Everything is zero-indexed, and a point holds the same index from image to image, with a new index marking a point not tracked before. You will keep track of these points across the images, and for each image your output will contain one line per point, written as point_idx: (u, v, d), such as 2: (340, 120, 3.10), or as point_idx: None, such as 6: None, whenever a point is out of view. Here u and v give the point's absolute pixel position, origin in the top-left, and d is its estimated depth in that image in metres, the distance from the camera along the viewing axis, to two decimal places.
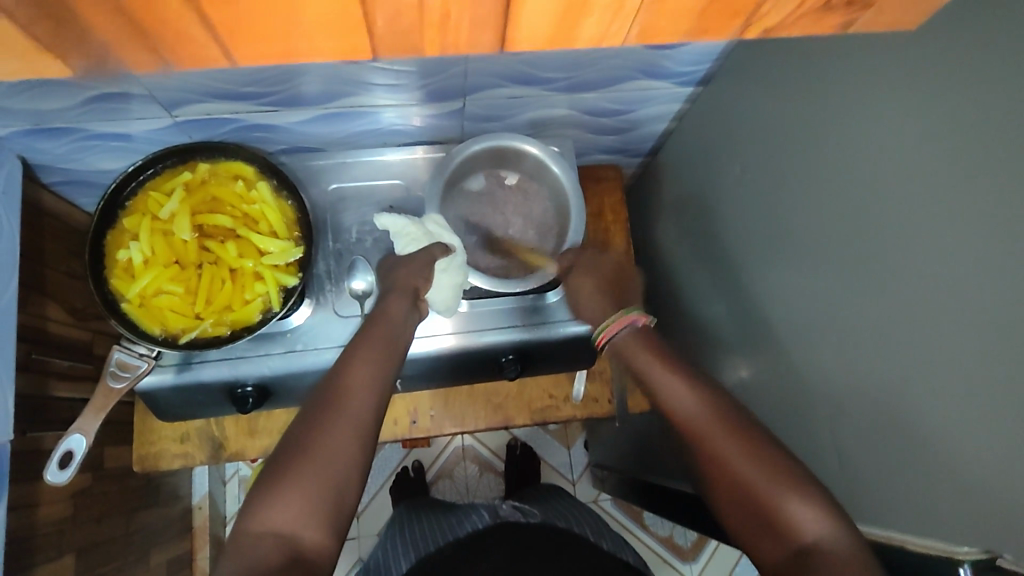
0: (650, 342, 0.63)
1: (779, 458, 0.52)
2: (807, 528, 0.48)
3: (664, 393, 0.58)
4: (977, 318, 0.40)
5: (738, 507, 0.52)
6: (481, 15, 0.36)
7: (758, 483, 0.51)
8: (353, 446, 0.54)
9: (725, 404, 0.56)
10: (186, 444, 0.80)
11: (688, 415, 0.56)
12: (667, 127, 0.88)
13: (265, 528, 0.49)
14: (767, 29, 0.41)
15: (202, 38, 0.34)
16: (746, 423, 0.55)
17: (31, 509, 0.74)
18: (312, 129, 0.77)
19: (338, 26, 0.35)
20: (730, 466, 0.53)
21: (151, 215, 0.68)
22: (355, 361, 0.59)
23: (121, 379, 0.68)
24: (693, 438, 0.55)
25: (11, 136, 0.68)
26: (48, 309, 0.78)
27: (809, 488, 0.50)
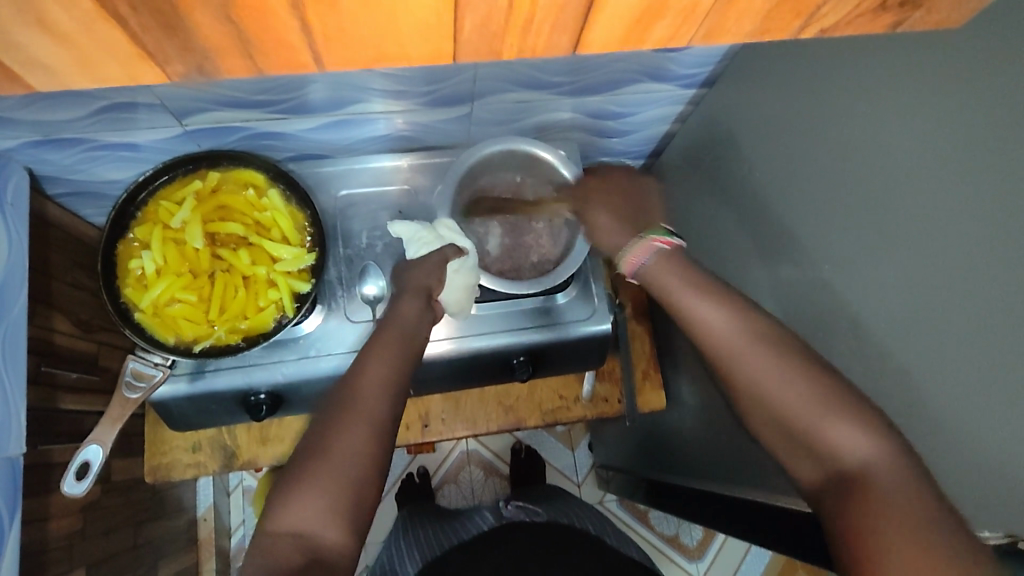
0: (678, 262, 0.56)
1: (818, 383, 0.48)
2: (855, 452, 0.45)
3: (688, 311, 0.53)
4: (987, 309, 0.41)
5: (772, 427, 0.50)
6: (565, 20, 0.37)
7: (797, 410, 0.48)
8: (371, 446, 0.53)
9: (755, 323, 0.51)
10: (198, 454, 0.80)
11: (721, 336, 0.51)
12: (670, 128, 0.89)
13: (285, 528, 0.49)
14: (822, 29, 0.42)
15: (300, 45, 0.36)
16: (781, 337, 0.50)
17: (42, 523, 0.73)
18: (319, 137, 0.78)
19: (433, 31, 0.37)
20: (768, 390, 0.49)
21: (162, 223, 0.68)
22: (369, 360, 0.58)
23: (136, 390, 0.68)
24: (723, 365, 0.51)
25: (19, 147, 0.68)
26: (55, 321, 0.78)
27: (857, 412, 0.46)
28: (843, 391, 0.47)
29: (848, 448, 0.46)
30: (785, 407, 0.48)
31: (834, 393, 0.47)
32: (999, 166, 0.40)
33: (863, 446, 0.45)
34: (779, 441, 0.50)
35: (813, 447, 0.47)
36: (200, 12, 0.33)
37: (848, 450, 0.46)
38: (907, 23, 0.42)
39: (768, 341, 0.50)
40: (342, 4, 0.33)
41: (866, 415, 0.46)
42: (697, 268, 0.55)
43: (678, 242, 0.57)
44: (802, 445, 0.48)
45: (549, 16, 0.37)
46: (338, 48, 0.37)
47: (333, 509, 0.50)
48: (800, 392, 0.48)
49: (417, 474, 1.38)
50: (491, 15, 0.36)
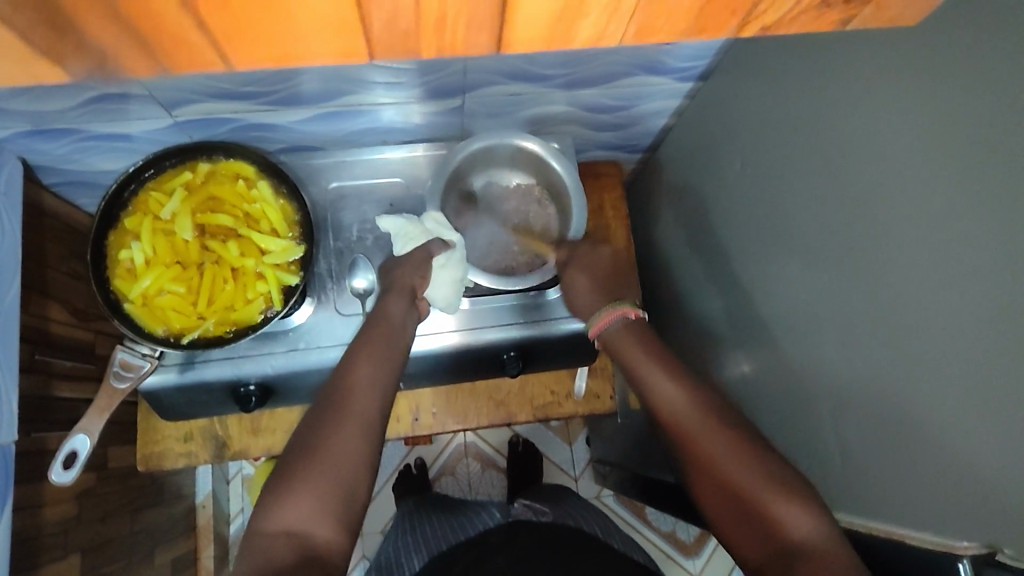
0: (641, 337, 0.63)
1: (770, 458, 0.52)
2: (796, 531, 0.48)
3: (650, 387, 0.59)
4: (972, 316, 0.41)
5: (721, 499, 0.53)
6: (478, 17, 0.36)
7: (746, 483, 0.51)
8: (362, 447, 0.54)
9: (706, 398, 0.57)
10: (190, 443, 0.80)
11: (677, 412, 0.57)
12: (667, 122, 0.87)
13: (279, 526, 0.49)
14: (766, 26, 0.41)
15: (202, 46, 0.36)
16: (730, 417, 0.56)
17: (35, 510, 0.74)
18: (310, 128, 0.77)
19: (338, 27, 0.36)
20: (717, 463, 0.53)
21: (152, 215, 0.68)
22: (359, 361, 0.59)
23: (125, 379, 0.68)
24: (677, 432, 0.56)
25: (12, 137, 0.68)
26: (50, 310, 0.79)
27: (796, 490, 0.50)
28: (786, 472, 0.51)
29: (792, 523, 0.49)
30: (733, 477, 0.52)
31: (775, 473, 0.51)
32: (988, 169, 0.39)
33: (802, 524, 0.48)
34: (725, 517, 0.53)
35: (761, 520, 0.50)
36: (87, 15, 0.32)
37: (789, 525, 0.49)
38: (857, 18, 0.41)
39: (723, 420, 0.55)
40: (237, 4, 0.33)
41: (803, 492, 0.50)
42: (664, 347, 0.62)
43: (641, 313, 0.65)
44: (753, 518, 0.50)
45: (461, 14, 0.36)
46: (241, 46, 0.36)
47: (318, 504, 0.50)
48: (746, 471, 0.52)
49: (414, 466, 1.39)
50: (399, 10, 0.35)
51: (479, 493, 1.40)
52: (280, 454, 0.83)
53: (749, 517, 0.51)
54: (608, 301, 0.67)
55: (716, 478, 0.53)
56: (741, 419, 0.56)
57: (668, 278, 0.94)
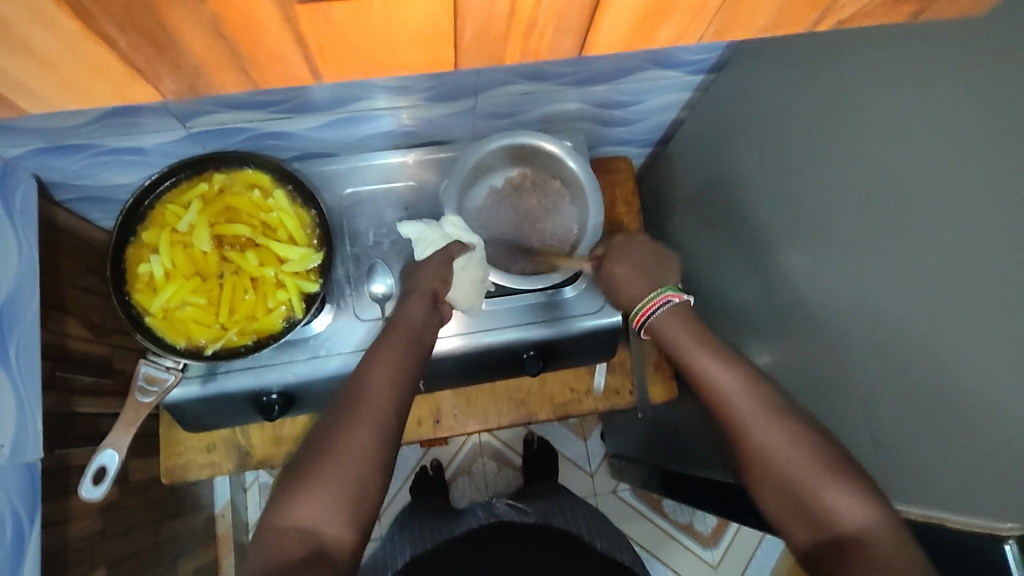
0: (691, 325, 0.64)
1: (824, 447, 0.53)
2: (849, 520, 0.49)
3: (704, 374, 0.59)
4: (1007, 298, 0.41)
5: (772, 486, 0.53)
6: (567, 21, 0.38)
7: (799, 472, 0.52)
8: (378, 447, 0.54)
9: (758, 386, 0.57)
10: (213, 454, 0.80)
11: (729, 396, 0.57)
12: (678, 115, 0.87)
13: (290, 522, 0.50)
14: (843, 20, 0.42)
15: (294, 58, 0.38)
16: (783, 407, 0.56)
17: (62, 525, 0.74)
18: (323, 135, 0.77)
19: (429, 39, 0.38)
20: (770, 449, 0.54)
21: (170, 228, 0.68)
22: (378, 361, 0.60)
23: (150, 393, 0.68)
24: (732, 420, 0.57)
25: (26, 155, 0.68)
26: (68, 326, 0.78)
27: (850, 478, 0.50)
28: (843, 461, 0.52)
29: (846, 512, 0.49)
30: (788, 466, 0.53)
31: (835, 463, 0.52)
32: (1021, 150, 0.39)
33: (855, 513, 0.49)
34: (773, 503, 0.53)
35: (815, 509, 0.51)
36: (184, 21, 0.34)
37: (843, 515, 0.49)
38: (929, 10, 0.42)
39: (778, 407, 0.56)
40: (333, 15, 0.34)
41: (858, 480, 0.51)
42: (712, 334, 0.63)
43: (683, 300, 0.66)
44: (806, 506, 0.51)
45: (550, 20, 0.38)
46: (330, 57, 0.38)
47: (331, 502, 0.51)
48: (801, 455, 0.53)
49: (430, 468, 1.38)
50: (490, 22, 0.37)
51: (496, 492, 1.40)
52: None
53: (798, 503, 0.52)
54: (652, 288, 0.67)
55: (768, 464, 0.54)
56: (796, 409, 0.56)
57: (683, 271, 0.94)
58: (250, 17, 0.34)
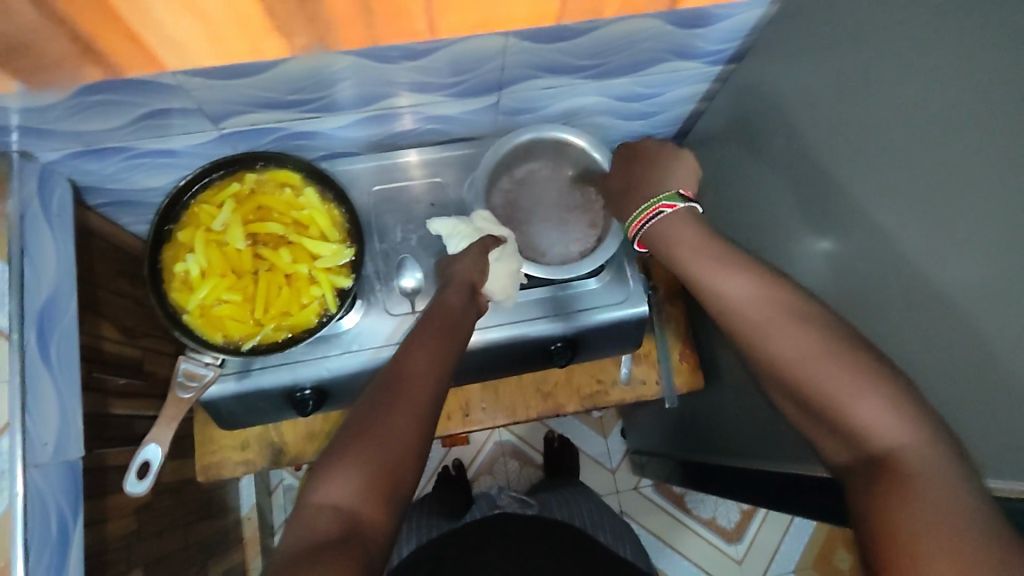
0: (694, 230, 0.59)
1: (858, 356, 0.47)
2: (884, 435, 0.45)
3: (713, 286, 0.56)
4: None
5: (800, 405, 0.50)
6: None
7: (827, 388, 0.48)
8: (413, 429, 0.55)
9: (774, 291, 0.53)
10: (247, 452, 0.81)
11: (745, 311, 0.53)
12: (696, 107, 0.88)
13: (325, 499, 0.50)
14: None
15: None
16: (809, 314, 0.51)
17: (100, 524, 0.75)
18: (350, 134, 0.78)
19: None
20: (789, 361, 0.50)
21: (204, 227, 0.69)
22: (415, 346, 0.61)
23: (189, 389, 0.69)
24: (749, 334, 0.53)
25: (62, 159, 0.70)
26: (102, 328, 0.80)
27: (884, 389, 0.46)
28: (874, 368, 0.47)
29: (879, 426, 0.45)
30: (811, 383, 0.48)
31: (866, 369, 0.47)
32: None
33: (890, 426, 0.44)
34: (800, 418, 0.50)
35: (845, 425, 0.47)
36: None
37: (877, 432, 0.45)
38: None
39: (798, 314, 0.51)
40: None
41: (893, 385, 0.46)
42: (722, 241, 0.58)
43: (679, 209, 0.60)
44: (834, 421, 0.47)
45: None
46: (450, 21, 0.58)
47: (366, 481, 0.51)
48: (822, 367, 0.48)
49: (451, 467, 1.38)
50: None
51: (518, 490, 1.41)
52: None
53: (823, 420, 0.48)
54: (653, 195, 0.63)
55: (790, 380, 0.50)
56: (821, 312, 0.51)
57: None
58: None
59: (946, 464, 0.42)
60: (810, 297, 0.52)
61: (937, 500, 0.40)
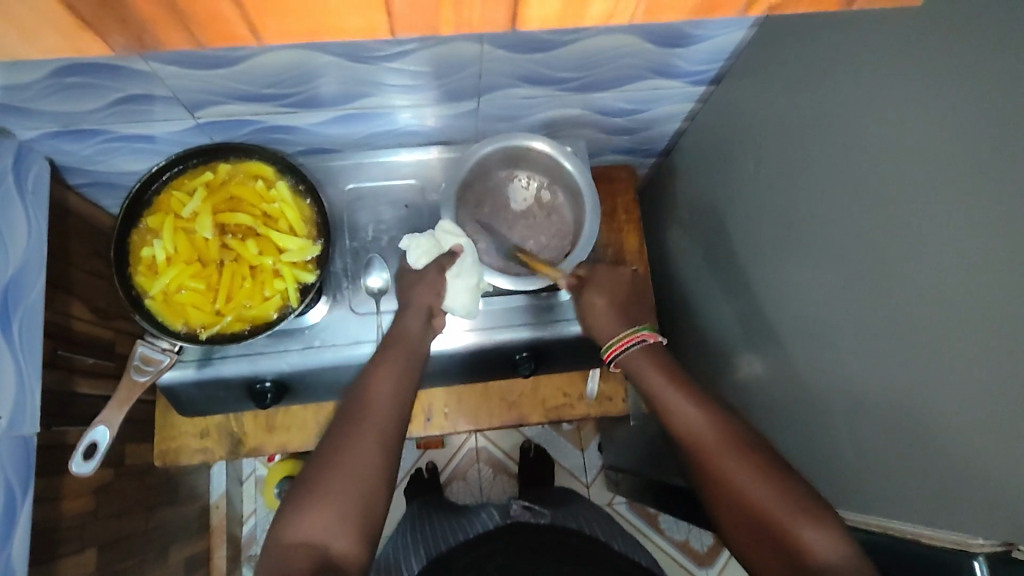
0: (655, 361, 0.66)
1: (790, 484, 0.55)
2: (819, 553, 0.51)
3: (671, 413, 0.63)
4: (982, 320, 0.41)
5: (749, 528, 0.56)
6: None
7: (770, 513, 0.54)
8: (380, 456, 0.57)
9: (725, 421, 0.60)
10: (206, 439, 0.82)
11: (700, 440, 0.60)
12: (680, 126, 0.88)
13: (297, 537, 0.52)
14: (772, 5, 0.42)
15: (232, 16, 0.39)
16: (752, 445, 0.58)
17: (55, 502, 0.76)
18: (328, 131, 0.79)
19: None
20: (737, 488, 0.56)
21: (174, 214, 0.70)
22: (379, 373, 0.62)
23: (144, 372, 0.69)
24: (702, 456, 0.59)
25: (40, 138, 0.71)
26: (73, 307, 0.80)
27: (816, 512, 0.53)
28: (808, 495, 0.54)
29: (817, 548, 0.51)
30: (756, 508, 0.55)
31: (800, 501, 0.53)
32: (1000, 169, 0.40)
33: (825, 547, 0.51)
34: (750, 540, 0.56)
35: (789, 549, 0.52)
36: None
37: (813, 551, 0.51)
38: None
39: (744, 445, 0.58)
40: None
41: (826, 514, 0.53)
42: (678, 371, 0.65)
43: (632, 343, 0.68)
44: (778, 545, 0.53)
45: None
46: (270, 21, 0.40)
47: (338, 516, 0.53)
48: (762, 495, 0.55)
49: (425, 470, 1.38)
50: None
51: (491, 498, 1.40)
52: (295, 451, 0.84)
53: (772, 542, 0.54)
54: (628, 325, 0.70)
55: (741, 503, 0.56)
56: (757, 442, 0.59)
57: (681, 282, 0.94)
58: None
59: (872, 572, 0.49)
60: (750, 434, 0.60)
61: None
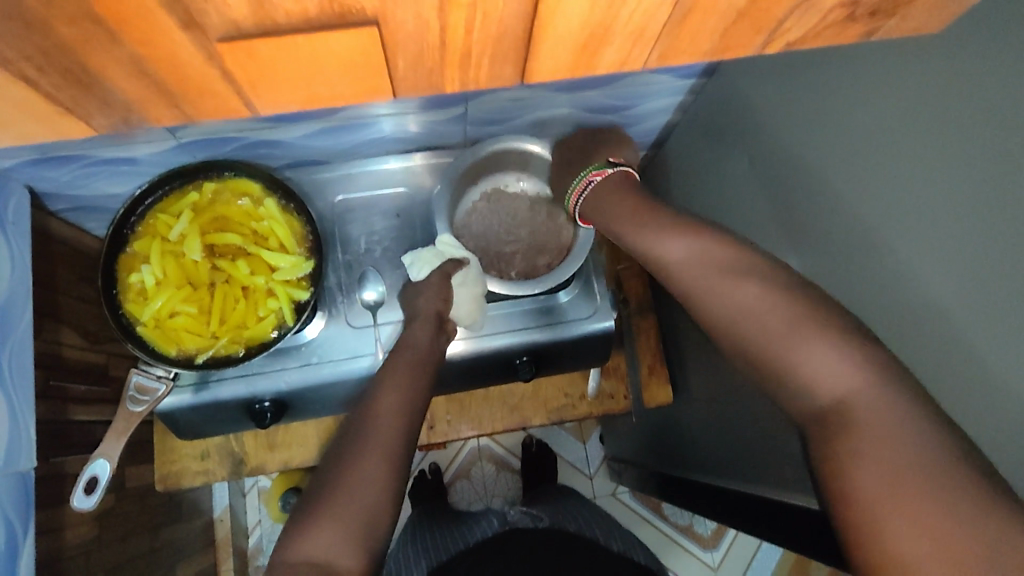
0: (615, 190, 0.66)
1: (795, 298, 0.48)
2: (827, 372, 0.44)
3: (652, 245, 0.58)
4: (1000, 315, 0.41)
5: (748, 357, 0.50)
6: (501, 51, 0.41)
7: (771, 333, 0.48)
8: (389, 475, 0.55)
9: (718, 240, 0.54)
10: (207, 461, 0.81)
11: (689, 267, 0.55)
12: (671, 119, 0.87)
13: (299, 557, 0.50)
14: (790, 42, 0.47)
15: (225, 92, 0.41)
16: (753, 266, 0.52)
17: (58, 533, 0.74)
18: (315, 143, 0.77)
19: (361, 70, 0.41)
20: (740, 319, 0.50)
21: (160, 237, 0.68)
22: (384, 388, 0.60)
23: (140, 403, 0.69)
24: (693, 290, 0.54)
25: (18, 166, 0.68)
26: (63, 335, 0.79)
27: (819, 326, 0.46)
28: (820, 311, 0.47)
29: (824, 371, 0.45)
30: (756, 335, 0.49)
31: (804, 314, 0.47)
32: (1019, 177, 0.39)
33: (839, 369, 0.44)
34: (756, 374, 0.50)
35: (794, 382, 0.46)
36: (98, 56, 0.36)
37: (823, 377, 0.45)
38: (879, 32, 0.47)
39: (750, 266, 0.52)
40: (258, 52, 0.38)
41: (847, 337, 0.45)
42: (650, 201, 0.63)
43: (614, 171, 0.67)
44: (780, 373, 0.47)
45: (485, 49, 0.41)
46: (265, 92, 0.42)
47: (342, 538, 0.51)
48: (759, 319, 0.49)
49: (429, 471, 1.38)
50: (424, 53, 0.40)
51: (495, 495, 1.40)
52: (296, 468, 0.84)
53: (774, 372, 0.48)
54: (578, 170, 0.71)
55: (741, 338, 0.50)
56: (767, 265, 0.52)
57: None
58: (172, 57, 0.37)
59: (895, 402, 0.41)
60: (775, 262, 0.52)
61: (882, 436, 0.40)
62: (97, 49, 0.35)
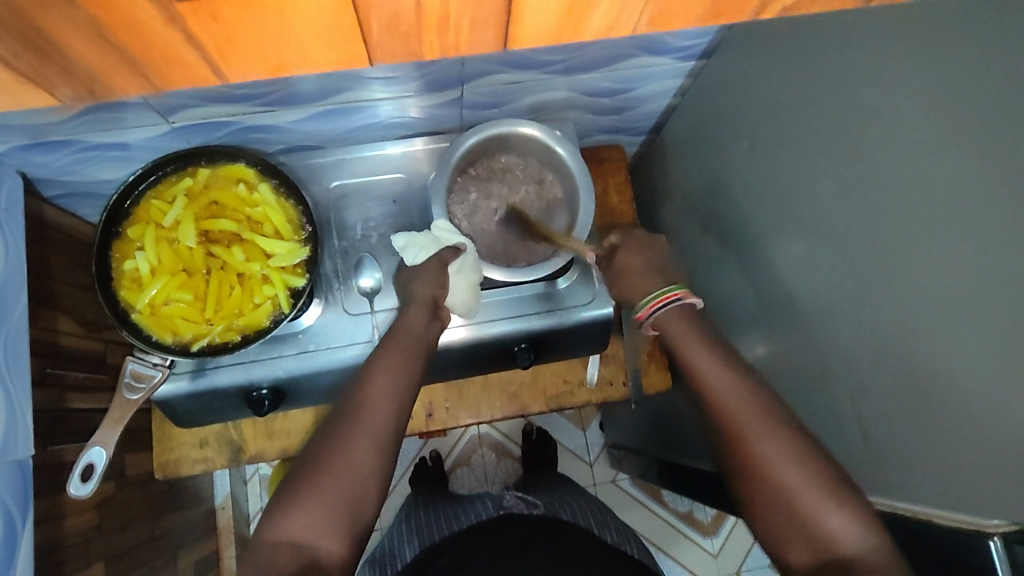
0: (693, 329, 0.64)
1: (823, 467, 0.53)
2: (847, 541, 0.50)
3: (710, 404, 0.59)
4: (995, 295, 0.40)
5: (768, 502, 0.54)
6: (481, 15, 0.41)
7: (796, 491, 0.53)
8: (376, 457, 0.56)
9: (759, 390, 0.58)
10: (206, 449, 0.81)
11: (731, 408, 0.58)
12: (671, 102, 0.86)
13: (284, 536, 0.51)
14: (785, 7, 0.44)
15: (193, 60, 0.40)
16: (783, 419, 0.56)
17: (58, 521, 0.74)
18: (309, 128, 0.76)
19: (330, 36, 0.41)
20: (773, 468, 0.54)
21: (155, 223, 0.67)
22: (375, 371, 0.60)
23: (136, 391, 0.68)
24: (731, 432, 0.57)
25: (10, 152, 0.68)
26: (59, 323, 0.78)
27: (843, 499, 0.51)
28: (843, 483, 0.52)
29: (844, 534, 0.50)
30: (780, 487, 0.53)
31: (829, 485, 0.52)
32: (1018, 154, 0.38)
33: (852, 535, 0.50)
34: (770, 514, 0.54)
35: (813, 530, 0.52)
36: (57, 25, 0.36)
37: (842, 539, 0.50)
38: None
39: (771, 415, 0.56)
40: (223, 15, 0.37)
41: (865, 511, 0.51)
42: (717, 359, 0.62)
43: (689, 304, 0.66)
44: (801, 523, 0.52)
45: (465, 10, 0.40)
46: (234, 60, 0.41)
47: (326, 519, 0.52)
48: (787, 475, 0.53)
49: (429, 459, 1.39)
50: (400, 15, 0.40)
51: (495, 482, 1.41)
52: (294, 456, 0.83)
53: (789, 515, 0.53)
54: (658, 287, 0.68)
55: (767, 484, 0.54)
56: (791, 420, 0.57)
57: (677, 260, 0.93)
58: (132, 22, 0.36)
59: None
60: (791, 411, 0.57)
61: None
62: (52, 12, 0.35)
